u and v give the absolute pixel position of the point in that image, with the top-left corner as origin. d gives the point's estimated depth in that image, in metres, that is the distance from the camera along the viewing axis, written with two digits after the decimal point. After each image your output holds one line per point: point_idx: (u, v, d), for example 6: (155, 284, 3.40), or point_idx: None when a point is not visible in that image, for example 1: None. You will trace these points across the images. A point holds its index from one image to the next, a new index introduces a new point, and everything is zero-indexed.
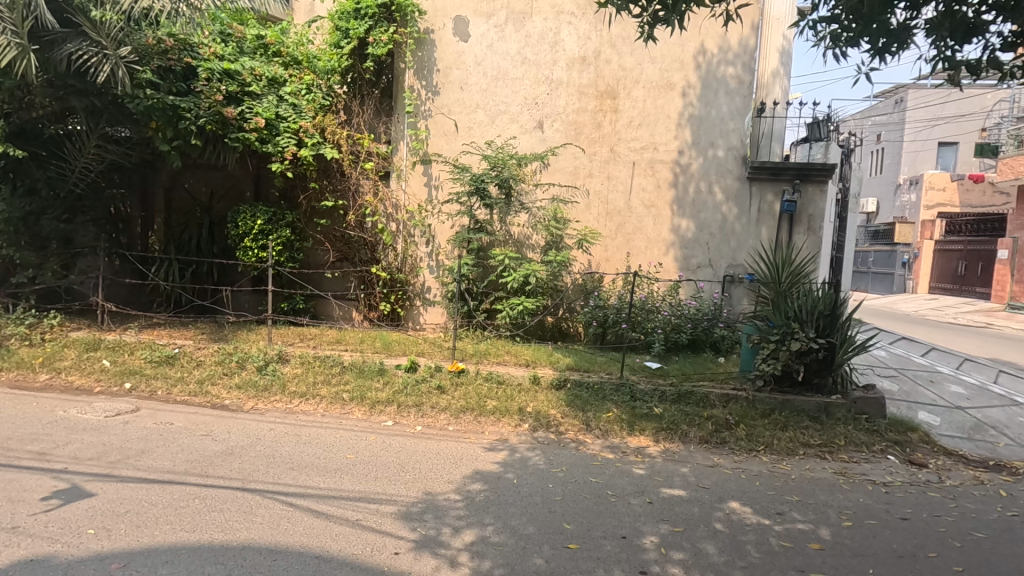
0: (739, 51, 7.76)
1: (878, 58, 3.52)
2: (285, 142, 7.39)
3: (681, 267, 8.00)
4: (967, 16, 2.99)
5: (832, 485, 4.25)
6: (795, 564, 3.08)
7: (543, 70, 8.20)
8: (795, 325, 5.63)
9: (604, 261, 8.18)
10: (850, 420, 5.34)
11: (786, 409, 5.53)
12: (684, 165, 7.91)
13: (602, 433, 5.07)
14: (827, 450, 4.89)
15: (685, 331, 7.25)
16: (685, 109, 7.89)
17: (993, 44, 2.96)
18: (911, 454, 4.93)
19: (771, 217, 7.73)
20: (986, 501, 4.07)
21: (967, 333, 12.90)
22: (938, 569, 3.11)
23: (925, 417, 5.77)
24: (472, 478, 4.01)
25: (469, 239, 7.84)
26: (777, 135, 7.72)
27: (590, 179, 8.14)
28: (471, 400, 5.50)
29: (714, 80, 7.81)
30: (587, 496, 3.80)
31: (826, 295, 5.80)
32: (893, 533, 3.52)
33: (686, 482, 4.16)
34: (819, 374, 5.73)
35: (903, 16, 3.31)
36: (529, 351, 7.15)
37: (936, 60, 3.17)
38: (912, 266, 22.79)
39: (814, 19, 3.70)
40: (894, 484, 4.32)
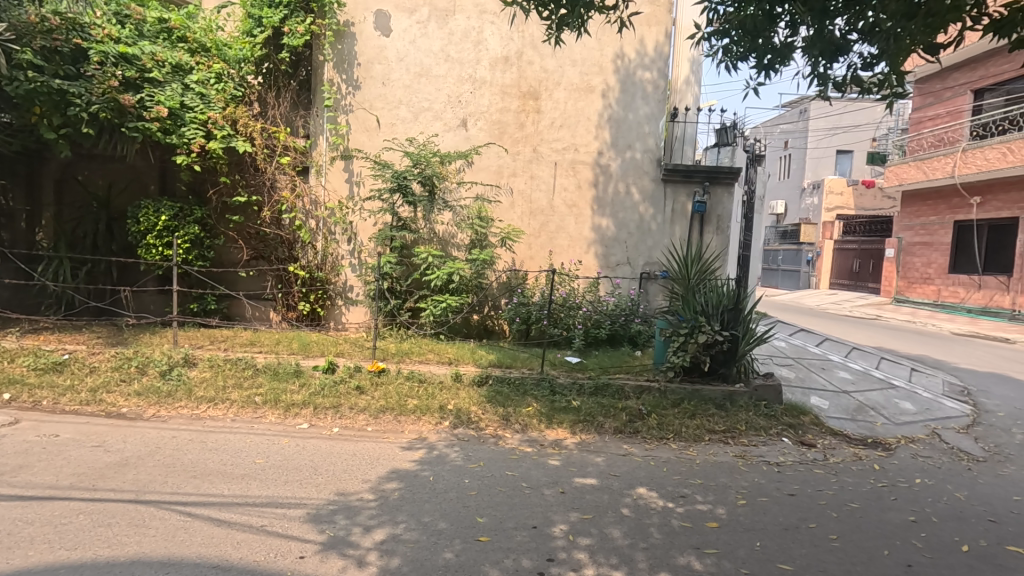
0: (655, 57, 8.11)
1: (764, 74, 3.82)
2: (192, 133, 6.96)
3: (601, 265, 8.27)
4: (835, 36, 3.31)
5: (731, 467, 4.56)
6: (692, 543, 3.28)
7: (466, 69, 8.22)
8: (702, 319, 6.02)
9: (528, 259, 8.33)
10: (751, 406, 5.73)
11: (694, 398, 5.85)
12: (604, 166, 8.18)
13: (521, 427, 5.17)
14: (730, 436, 5.23)
15: (604, 327, 7.49)
16: (604, 111, 8.16)
17: (853, 63, 3.29)
18: (802, 435, 5.37)
19: (684, 217, 8.14)
20: (861, 474, 4.52)
21: (859, 325, 14.17)
22: (816, 538, 3.42)
23: (817, 402, 6.31)
24: (388, 477, 3.98)
25: (392, 236, 7.75)
26: (689, 139, 8.20)
27: (514, 178, 8.25)
28: (391, 399, 5.45)
29: (632, 84, 8.13)
30: (501, 488, 3.88)
31: (730, 291, 6.22)
32: (781, 508, 3.83)
33: (599, 471, 4.33)
34: (725, 364, 6.12)
35: (785, 35, 3.60)
36: (453, 349, 7.16)
37: (811, 76, 3.48)
38: (815, 265, 24.70)
39: (709, 33, 3.96)
40: (785, 463, 4.70)
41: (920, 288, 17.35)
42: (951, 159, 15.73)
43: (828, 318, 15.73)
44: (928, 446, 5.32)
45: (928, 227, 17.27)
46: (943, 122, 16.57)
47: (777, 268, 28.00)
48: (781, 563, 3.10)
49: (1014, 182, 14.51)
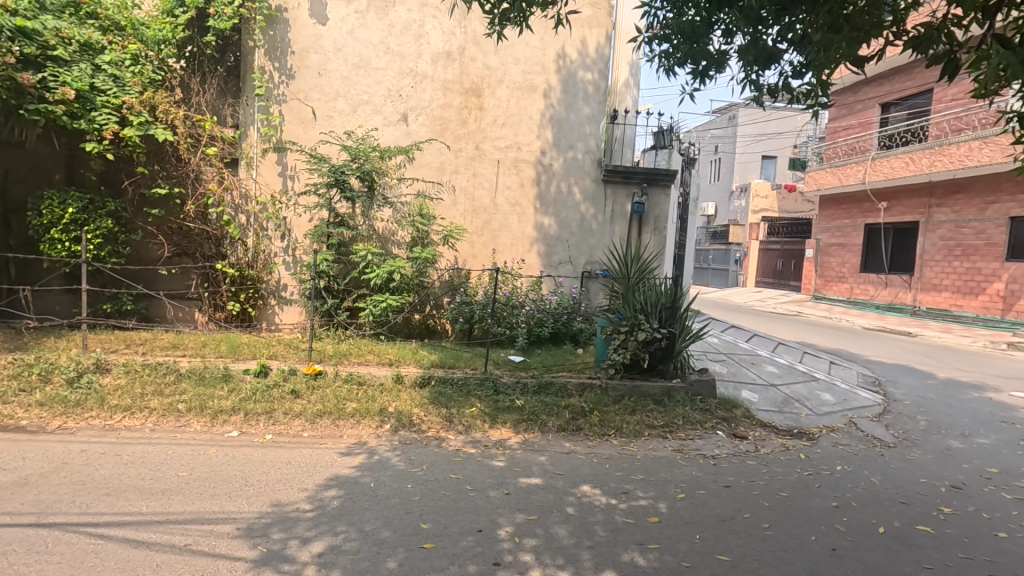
0: (595, 58, 8.22)
1: (700, 79, 3.94)
2: (103, 119, 6.40)
3: (544, 263, 8.31)
4: (767, 44, 3.45)
5: (671, 461, 4.70)
6: (636, 539, 3.33)
7: (406, 62, 8.02)
8: (642, 317, 6.19)
9: (470, 257, 8.25)
10: (687, 401, 5.93)
11: (635, 394, 5.98)
12: (546, 165, 8.22)
13: (464, 428, 5.10)
14: (668, 430, 5.39)
15: (547, 325, 7.52)
16: (546, 110, 8.19)
17: (784, 70, 3.45)
18: (735, 428, 5.61)
19: (624, 217, 8.31)
20: (789, 464, 4.77)
21: (781, 320, 15.07)
22: (751, 528, 3.56)
23: (747, 395, 6.62)
24: (327, 484, 3.80)
25: (329, 233, 7.48)
26: (628, 142, 8.33)
27: (456, 175, 8.14)
28: (329, 403, 5.23)
29: (574, 85, 8.21)
30: (446, 492, 3.80)
31: (668, 289, 6.41)
32: (718, 500, 3.97)
33: (543, 470, 4.34)
34: (663, 361, 6.30)
35: (720, 43, 3.72)
36: (393, 350, 6.97)
37: (745, 82, 3.62)
38: (742, 264, 26.01)
39: (649, 38, 4.05)
40: (720, 455, 4.89)
41: (835, 287, 18.64)
42: (862, 166, 16.98)
43: (753, 314, 16.67)
44: (846, 434, 5.69)
45: (842, 229, 18.57)
46: (855, 132, 17.85)
47: (707, 267, 29.27)
48: (719, 554, 3.20)
49: (916, 189, 15.85)
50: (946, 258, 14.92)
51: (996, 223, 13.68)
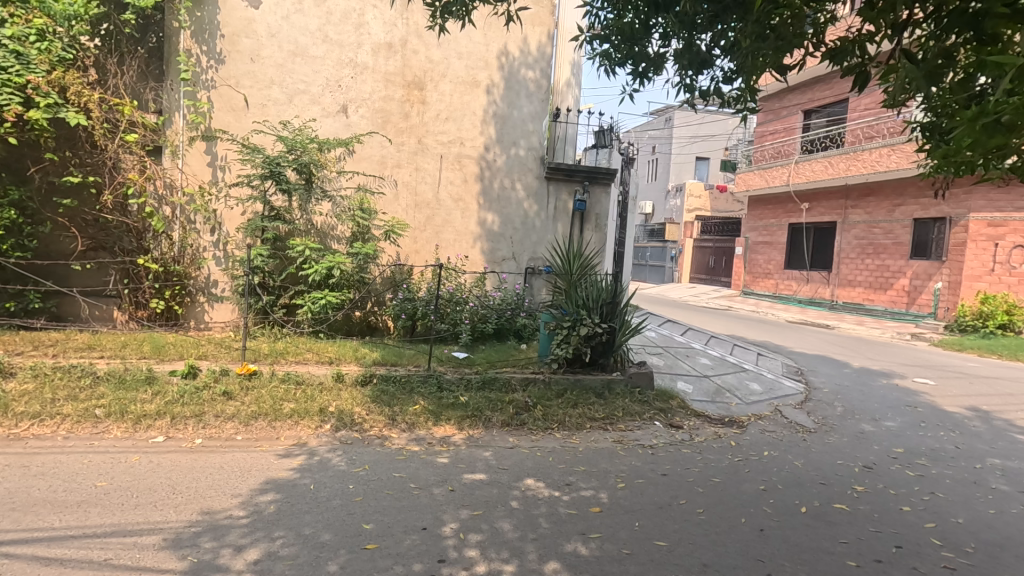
0: (537, 57, 8.29)
1: (640, 80, 4.06)
2: (3, 98, 5.79)
3: (487, 259, 8.32)
4: (701, 50, 3.60)
5: (611, 452, 4.84)
6: (579, 529, 3.41)
7: (346, 52, 7.79)
8: (584, 313, 6.33)
9: (413, 253, 8.14)
10: (627, 393, 6.12)
11: (577, 387, 6.11)
12: (489, 161, 8.22)
13: (408, 426, 5.04)
14: (609, 422, 5.54)
15: (491, 321, 7.52)
16: (489, 107, 8.19)
17: (716, 74, 3.61)
18: (672, 418, 5.84)
19: (566, 214, 8.44)
20: (721, 451, 5.02)
21: (713, 314, 15.86)
22: (687, 513, 3.73)
23: (683, 386, 6.91)
24: (262, 489, 3.65)
25: (263, 227, 7.18)
26: (570, 139, 8.37)
27: (398, 169, 8.00)
28: (265, 404, 5.02)
29: (516, 82, 8.25)
30: (389, 491, 3.74)
31: (608, 285, 6.59)
32: (655, 487, 4.13)
33: (487, 465, 4.35)
34: (604, 354, 6.47)
35: (658, 46, 3.85)
36: (333, 348, 6.79)
37: (681, 86, 3.76)
38: (677, 261, 27.02)
39: (591, 38, 4.14)
40: (658, 445, 5.08)
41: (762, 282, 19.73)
42: (787, 169, 18.04)
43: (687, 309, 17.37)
44: (772, 421, 6.06)
45: (768, 228, 19.69)
46: (780, 137, 18.93)
47: (645, 263, 30.20)
48: (657, 540, 3.33)
49: (833, 191, 17.02)
50: (859, 256, 16.12)
51: (902, 224, 14.91)
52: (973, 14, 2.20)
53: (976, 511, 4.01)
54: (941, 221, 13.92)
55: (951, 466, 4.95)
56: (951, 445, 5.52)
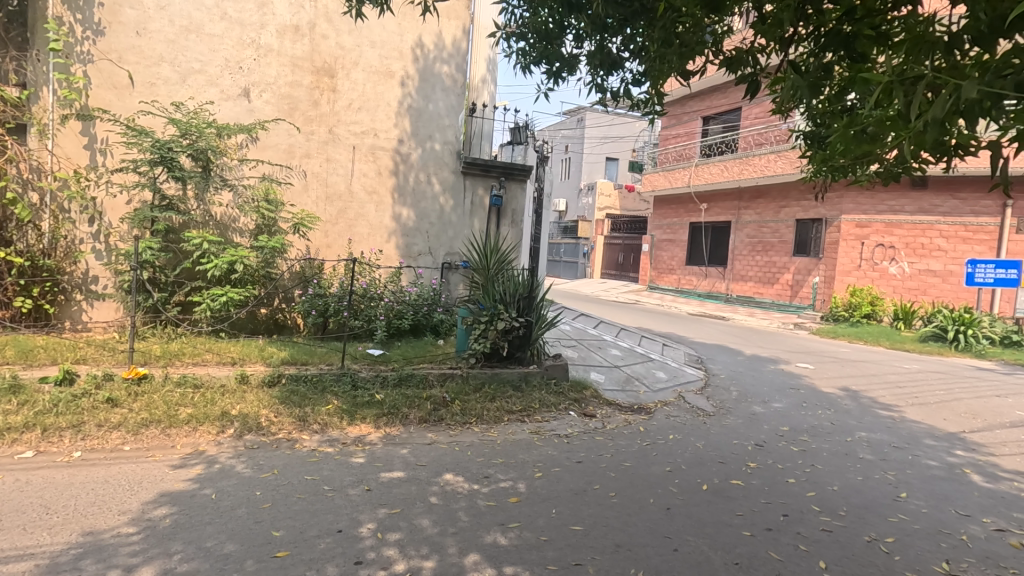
0: (453, 51, 8.21)
1: (554, 79, 4.15)
2: None
3: (402, 254, 8.15)
4: (611, 51, 3.74)
5: (528, 443, 4.93)
6: (498, 520, 3.45)
7: (248, 32, 7.30)
8: (501, 307, 6.40)
9: (323, 248, 7.80)
10: (543, 384, 6.26)
11: (494, 381, 6.15)
12: (404, 155, 8.04)
13: (320, 427, 4.85)
14: (526, 414, 5.65)
15: (407, 317, 7.35)
16: (404, 99, 8.00)
17: (625, 76, 3.77)
18: (585, 408, 6.06)
19: (482, 210, 8.45)
20: (631, 436, 5.29)
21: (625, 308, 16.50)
22: (600, 497, 3.89)
23: (595, 376, 7.19)
24: (156, 502, 3.35)
25: (153, 218, 6.55)
26: (486, 135, 8.51)
27: (307, 159, 7.62)
28: (157, 410, 4.60)
29: (432, 75, 8.14)
30: (301, 496, 3.56)
31: (525, 280, 6.69)
32: (570, 474, 4.27)
33: (405, 462, 4.29)
34: (521, 348, 6.57)
35: (572, 47, 3.95)
36: (235, 347, 6.36)
37: (593, 86, 3.89)
38: (589, 257, 27.96)
39: (507, 34, 4.17)
40: (572, 434, 5.25)
41: (666, 278, 20.90)
42: (688, 171, 19.28)
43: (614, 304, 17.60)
44: (676, 407, 6.46)
45: (672, 227, 20.89)
46: (681, 140, 20.11)
47: (558, 260, 30.96)
48: (573, 525, 3.45)
49: (728, 193, 18.39)
50: (751, 253, 17.54)
51: (787, 224, 16.42)
52: (845, 34, 2.44)
53: (847, 479, 4.53)
54: (818, 222, 15.49)
55: (827, 440, 5.54)
56: (827, 421, 6.19)
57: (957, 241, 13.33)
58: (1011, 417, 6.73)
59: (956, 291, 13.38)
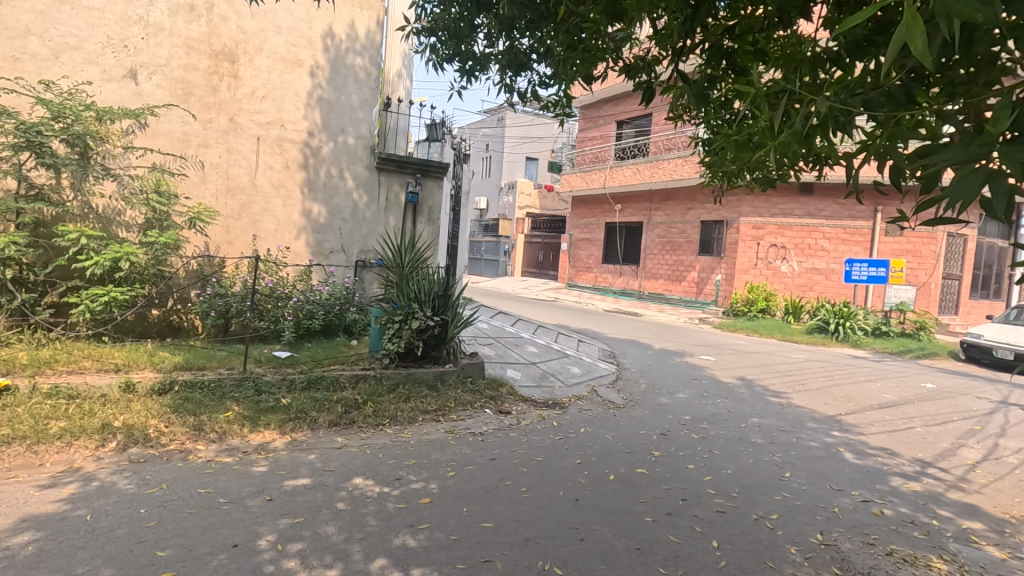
0: (366, 43, 7.97)
1: (467, 78, 4.14)
2: None
3: (312, 252, 7.81)
4: (520, 53, 3.79)
5: (442, 442, 4.90)
6: (407, 522, 3.39)
7: (134, 9, 6.69)
8: (415, 306, 6.30)
9: (224, 244, 7.31)
10: (459, 383, 6.23)
11: (408, 381, 6.04)
12: (314, 148, 7.69)
13: (218, 436, 4.54)
14: (440, 414, 5.62)
15: (318, 317, 7.05)
16: (313, 90, 7.66)
17: (534, 79, 3.83)
18: (501, 405, 6.12)
19: (397, 207, 8.27)
20: (544, 431, 5.40)
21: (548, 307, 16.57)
22: (512, 493, 3.94)
23: (512, 373, 7.27)
24: (16, 528, 3.00)
25: (18, 209, 5.84)
26: (402, 131, 8.35)
27: (205, 149, 7.11)
28: (22, 425, 4.11)
29: (343, 67, 7.85)
30: (192, 510, 3.32)
31: (440, 278, 6.63)
32: (483, 472, 4.30)
33: (312, 468, 4.11)
34: (436, 347, 6.50)
35: (483, 46, 3.96)
36: (121, 353, 5.82)
37: (502, 86, 3.91)
38: (510, 255, 28.22)
39: (418, 29, 4.12)
40: (487, 432, 5.28)
41: (584, 276, 21.53)
42: (603, 173, 19.96)
43: (546, 304, 17.34)
44: (589, 401, 6.67)
45: (588, 226, 21.53)
46: (596, 143, 20.73)
47: (479, 258, 30.93)
48: (484, 522, 3.46)
49: (640, 194, 19.23)
50: (661, 252, 18.45)
51: (693, 225, 17.43)
52: (726, 49, 2.65)
53: (740, 462, 4.89)
54: (720, 223, 16.56)
55: (724, 426, 5.95)
56: (724, 409, 6.65)
57: (838, 242, 14.79)
58: (879, 399, 7.57)
59: (837, 287, 14.84)
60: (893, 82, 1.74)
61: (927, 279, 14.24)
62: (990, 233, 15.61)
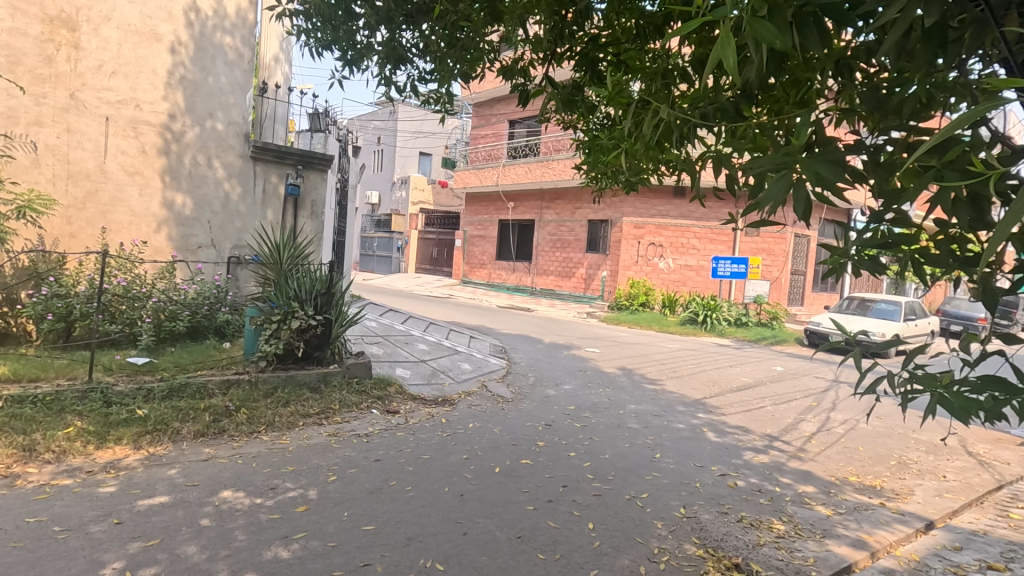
0: (237, 22, 7.38)
1: (347, 67, 3.99)
2: None
3: (177, 247, 7.11)
4: (401, 45, 3.71)
5: (324, 446, 4.70)
6: (281, 532, 3.22)
7: None
8: (295, 305, 5.95)
9: (65, 237, 6.44)
10: (344, 384, 5.99)
11: (288, 384, 5.68)
12: (177, 133, 6.98)
13: (55, 456, 4.01)
14: (323, 417, 5.40)
15: (182, 319, 6.41)
16: (175, 68, 6.95)
17: (414, 74, 3.77)
18: (389, 405, 6.00)
19: (276, 199, 7.76)
20: (432, 429, 5.38)
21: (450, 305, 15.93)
22: (396, 493, 3.88)
23: (401, 372, 7.14)
24: None
25: None
26: (280, 119, 7.95)
27: (38, 128, 6.19)
28: None
29: (210, 45, 7.20)
30: (17, 543, 2.90)
31: (322, 275, 6.33)
32: (367, 474, 4.18)
33: (171, 484, 3.75)
34: (319, 348, 6.20)
35: (364, 35, 3.82)
36: None
37: (381, 79, 3.81)
38: (403, 252, 27.68)
39: (292, 12, 3.89)
40: (372, 433, 5.14)
41: (478, 272, 21.68)
42: (496, 171, 20.21)
43: (458, 304, 16.51)
44: (478, 396, 6.75)
45: (481, 223, 21.68)
46: (489, 141, 20.99)
47: (371, 254, 29.87)
48: (365, 525, 3.38)
49: (531, 193, 19.71)
50: (552, 249, 19.07)
51: (581, 224, 18.20)
52: (591, 58, 2.80)
53: (617, 447, 5.21)
54: (605, 222, 17.46)
55: (604, 414, 6.30)
56: (605, 398, 7.04)
57: (707, 242, 16.24)
58: (738, 382, 8.44)
59: (706, 283, 16.31)
60: (727, 98, 1.91)
61: (779, 274, 16.10)
62: (828, 234, 18.00)
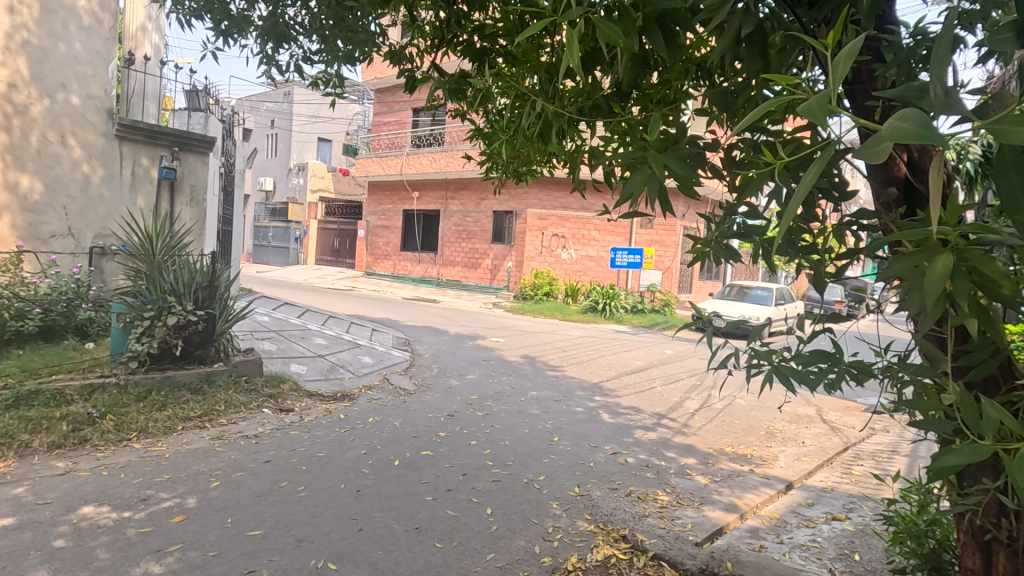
0: None
1: (222, 39, 3.69)
2: None
3: (24, 235, 6.24)
4: (282, 20, 3.50)
5: (206, 451, 4.38)
6: (153, 547, 2.96)
7: None
8: (172, 299, 5.45)
9: None
10: (230, 384, 5.59)
11: (165, 386, 5.21)
12: (19, 105, 6.10)
13: None
14: (206, 419, 5.03)
15: (32, 318, 5.65)
16: (15, 30, 6.05)
17: (298, 53, 3.58)
18: (282, 403, 5.70)
19: (147, 183, 7.04)
20: (329, 426, 5.18)
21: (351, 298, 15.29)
22: (287, 494, 3.70)
23: (296, 368, 6.81)
24: None
25: None
26: (151, 95, 7.32)
27: None
28: None
29: (61, 7, 6.33)
30: None
31: (203, 267, 5.84)
32: (255, 477, 3.95)
33: (17, 505, 3.32)
34: (201, 346, 5.72)
35: (241, 7, 3.56)
36: None
37: (261, 57, 3.57)
38: (302, 242, 26.30)
39: None
40: (262, 433, 4.86)
41: (382, 264, 21.11)
42: (399, 159, 19.74)
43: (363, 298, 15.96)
44: (379, 390, 6.59)
45: (385, 213, 21.06)
46: (392, 129, 20.43)
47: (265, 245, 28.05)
48: (251, 530, 3.19)
49: (436, 183, 19.43)
50: (457, 240, 18.98)
51: (486, 215, 18.23)
52: (479, 49, 2.81)
53: (517, 433, 5.33)
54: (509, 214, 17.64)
55: (506, 402, 6.42)
56: (508, 386, 7.17)
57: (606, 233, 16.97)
58: (632, 366, 8.94)
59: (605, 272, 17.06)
60: (601, 96, 2.02)
61: (670, 264, 17.23)
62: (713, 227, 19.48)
